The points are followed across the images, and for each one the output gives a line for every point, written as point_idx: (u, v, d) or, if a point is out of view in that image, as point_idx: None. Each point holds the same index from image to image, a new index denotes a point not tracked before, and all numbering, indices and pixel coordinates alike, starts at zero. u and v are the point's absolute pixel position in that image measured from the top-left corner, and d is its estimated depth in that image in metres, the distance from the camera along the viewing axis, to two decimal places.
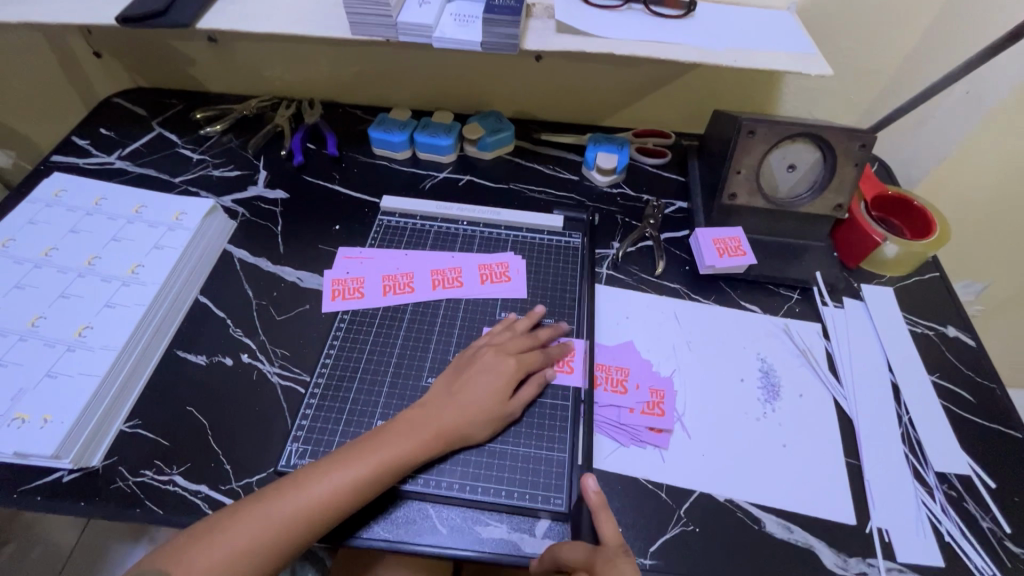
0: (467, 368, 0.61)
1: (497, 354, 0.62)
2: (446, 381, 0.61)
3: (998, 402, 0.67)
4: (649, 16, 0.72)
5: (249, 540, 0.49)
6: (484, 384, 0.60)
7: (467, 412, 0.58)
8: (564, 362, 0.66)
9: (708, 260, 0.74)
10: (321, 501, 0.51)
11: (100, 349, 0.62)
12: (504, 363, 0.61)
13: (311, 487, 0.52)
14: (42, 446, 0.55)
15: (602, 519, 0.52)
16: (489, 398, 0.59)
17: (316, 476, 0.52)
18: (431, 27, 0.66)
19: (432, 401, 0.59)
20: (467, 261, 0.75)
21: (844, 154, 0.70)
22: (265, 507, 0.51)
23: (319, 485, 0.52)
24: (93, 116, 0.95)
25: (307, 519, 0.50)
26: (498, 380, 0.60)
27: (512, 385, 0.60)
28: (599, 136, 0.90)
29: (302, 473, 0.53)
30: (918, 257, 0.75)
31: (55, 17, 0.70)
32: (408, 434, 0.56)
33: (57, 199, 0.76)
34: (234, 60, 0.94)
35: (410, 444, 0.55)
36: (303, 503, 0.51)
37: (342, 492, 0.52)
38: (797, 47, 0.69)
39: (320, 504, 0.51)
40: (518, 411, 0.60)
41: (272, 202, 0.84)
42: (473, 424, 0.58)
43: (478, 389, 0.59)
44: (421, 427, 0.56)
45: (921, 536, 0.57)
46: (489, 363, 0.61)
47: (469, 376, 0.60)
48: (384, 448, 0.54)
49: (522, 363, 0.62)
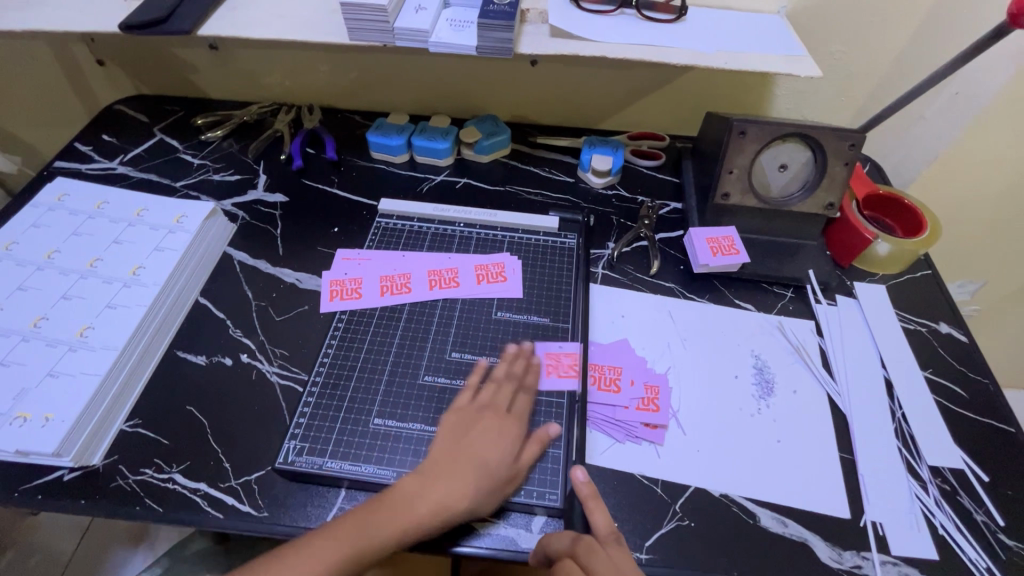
0: (467, 436, 0.58)
1: (499, 418, 0.59)
2: (443, 445, 0.57)
3: (990, 397, 0.67)
4: (642, 20, 0.73)
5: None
6: (487, 447, 0.57)
7: (473, 477, 0.55)
8: (568, 367, 0.66)
9: (702, 259, 0.75)
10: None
11: (101, 349, 0.63)
12: (504, 428, 0.59)
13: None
14: (43, 444, 0.55)
15: (593, 510, 0.53)
16: (489, 470, 0.55)
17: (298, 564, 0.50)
18: (426, 32, 0.68)
19: (426, 469, 0.56)
20: (464, 261, 0.76)
21: (835, 154, 0.71)
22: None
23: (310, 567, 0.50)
24: (96, 122, 0.96)
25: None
26: (499, 439, 0.58)
27: (513, 456, 0.57)
28: (595, 139, 0.92)
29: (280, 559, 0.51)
30: (908, 255, 0.76)
31: (58, 24, 0.71)
32: (403, 508, 0.53)
33: (60, 202, 0.77)
34: (234, 67, 0.96)
35: (409, 517, 0.52)
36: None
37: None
38: (785, 50, 0.71)
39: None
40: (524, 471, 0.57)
41: (271, 205, 0.85)
42: (470, 498, 0.54)
43: (477, 460, 0.56)
44: (412, 502, 0.53)
45: (914, 529, 0.57)
46: (490, 425, 0.58)
47: (472, 439, 0.57)
48: (382, 522, 0.52)
49: (518, 420, 0.60)
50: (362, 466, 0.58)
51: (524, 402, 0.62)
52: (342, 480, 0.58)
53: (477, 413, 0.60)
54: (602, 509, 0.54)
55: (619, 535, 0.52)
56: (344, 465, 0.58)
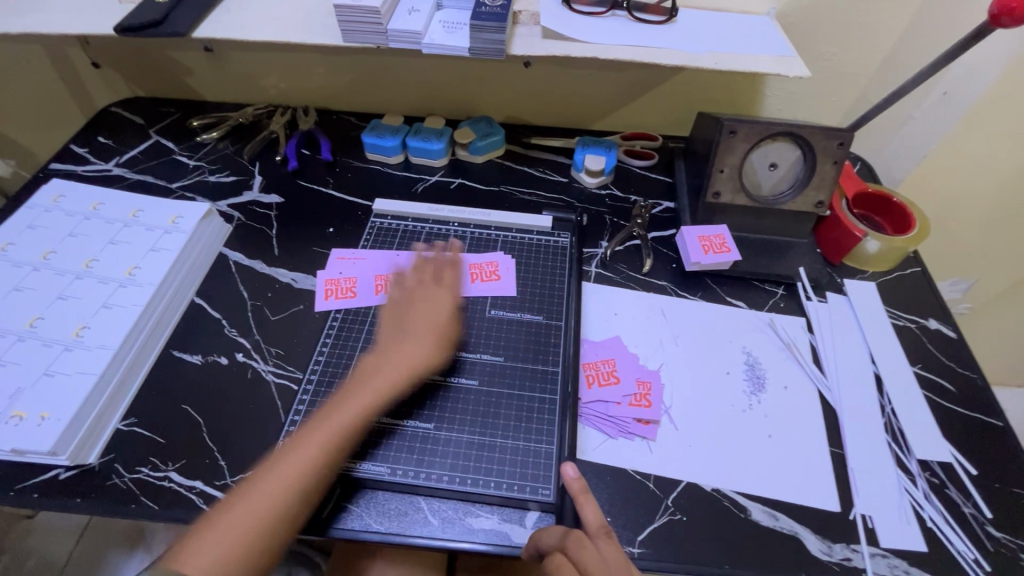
0: (408, 316, 0.67)
1: (431, 294, 0.69)
2: (390, 328, 0.66)
3: (977, 391, 0.68)
4: (633, 21, 0.74)
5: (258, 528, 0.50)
6: (431, 320, 0.67)
7: (425, 344, 0.64)
8: (491, 273, 0.75)
9: (694, 257, 0.75)
10: (321, 464, 0.54)
11: (97, 348, 0.63)
12: (440, 303, 0.68)
13: (304, 458, 0.54)
14: (39, 442, 0.56)
15: (584, 505, 0.53)
16: (438, 338, 0.65)
17: (306, 448, 0.55)
18: (420, 34, 0.69)
19: (383, 347, 0.64)
20: (458, 260, 0.77)
21: (824, 152, 0.71)
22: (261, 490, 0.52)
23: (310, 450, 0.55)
24: (91, 124, 0.97)
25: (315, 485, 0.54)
26: (439, 314, 0.67)
27: (455, 320, 0.68)
28: (588, 139, 0.92)
29: (281, 453, 0.55)
30: (897, 252, 0.77)
31: (53, 27, 0.72)
32: (372, 378, 0.61)
33: (56, 203, 0.78)
34: (229, 69, 0.96)
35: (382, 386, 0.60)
36: (303, 474, 0.53)
37: (337, 443, 0.56)
38: (774, 50, 0.71)
39: (320, 467, 0.54)
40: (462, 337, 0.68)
41: (267, 206, 0.85)
42: (434, 358, 0.64)
43: (431, 331, 0.66)
44: (383, 372, 0.62)
45: (903, 522, 0.58)
46: (426, 303, 0.68)
47: (413, 315, 0.67)
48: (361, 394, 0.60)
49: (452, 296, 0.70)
50: (356, 463, 0.58)
51: (451, 284, 0.71)
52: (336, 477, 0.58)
53: (418, 299, 0.69)
54: (592, 503, 0.54)
55: (609, 528, 0.52)
56: (338, 461, 0.58)
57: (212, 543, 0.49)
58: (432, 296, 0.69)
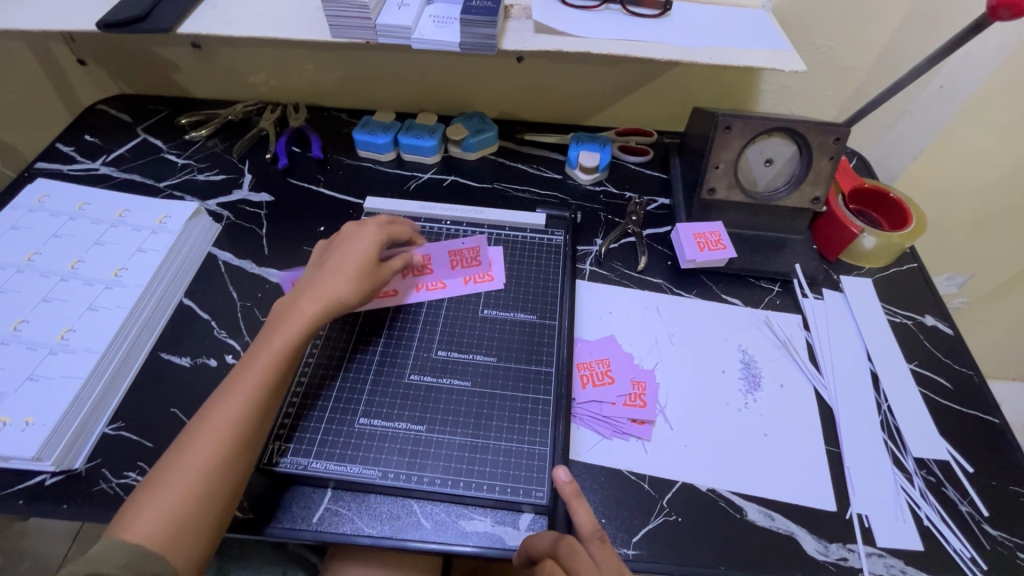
0: (324, 260, 0.64)
1: (357, 230, 0.66)
2: (313, 272, 0.64)
3: (973, 388, 0.68)
4: (626, 16, 0.73)
5: (192, 485, 0.48)
6: (354, 253, 0.63)
7: (344, 277, 0.61)
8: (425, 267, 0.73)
9: (689, 255, 0.75)
10: (250, 406, 0.53)
11: (84, 351, 0.62)
12: (368, 235, 0.65)
13: (230, 404, 0.52)
14: (23, 448, 0.55)
15: (576, 509, 0.52)
16: (359, 271, 0.62)
17: (225, 401, 0.53)
18: (409, 29, 0.67)
19: (304, 284, 0.62)
20: (437, 246, 0.72)
21: (820, 148, 0.71)
22: (189, 449, 0.50)
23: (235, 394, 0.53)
24: (77, 122, 0.95)
25: (244, 430, 0.52)
26: (365, 247, 0.64)
27: (377, 258, 0.64)
28: (582, 135, 0.91)
29: (205, 410, 0.53)
30: (894, 248, 0.76)
31: (34, 23, 0.70)
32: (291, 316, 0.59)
33: (40, 204, 0.76)
34: (217, 66, 0.95)
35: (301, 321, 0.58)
36: (227, 425, 0.51)
37: (265, 385, 0.54)
38: (770, 44, 0.71)
39: (248, 412, 0.52)
40: (388, 274, 0.65)
41: (257, 205, 0.84)
42: (351, 294, 0.61)
43: (353, 263, 0.62)
44: (295, 312, 0.59)
45: (900, 521, 0.57)
46: (352, 238, 0.65)
47: (337, 253, 0.64)
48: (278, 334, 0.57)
49: (384, 232, 0.67)
50: (347, 465, 0.57)
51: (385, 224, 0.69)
52: (328, 480, 0.57)
53: (343, 240, 0.66)
54: (585, 506, 0.52)
55: (603, 533, 0.51)
56: (329, 465, 0.58)
57: (147, 508, 0.47)
58: (355, 235, 0.65)
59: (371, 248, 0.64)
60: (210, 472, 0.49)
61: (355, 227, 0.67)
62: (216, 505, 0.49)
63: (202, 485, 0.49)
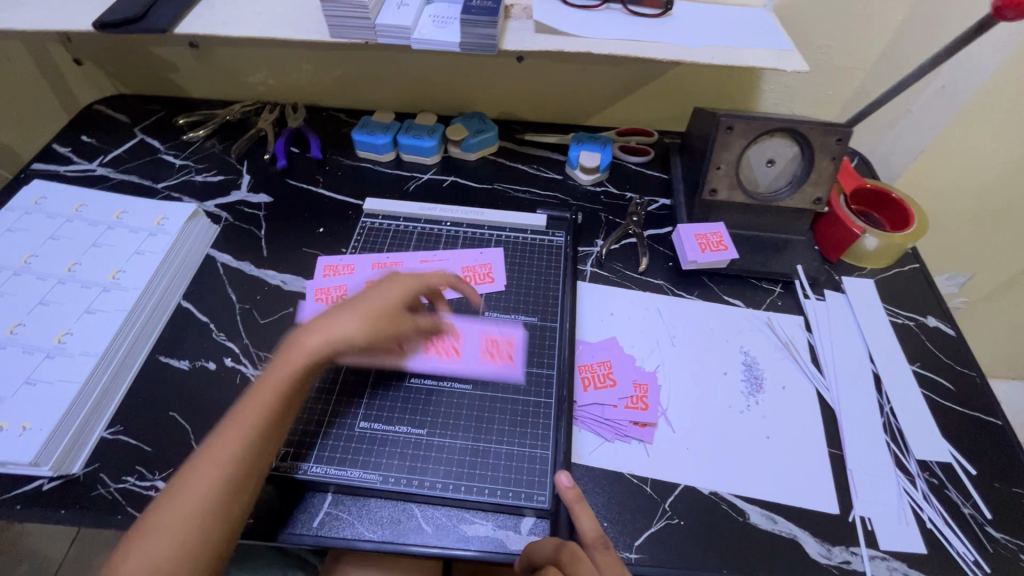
0: (346, 298, 0.58)
1: (388, 272, 0.59)
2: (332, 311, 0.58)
3: (976, 389, 0.67)
4: (627, 15, 0.73)
5: (180, 531, 0.46)
6: (372, 297, 0.56)
7: (355, 323, 0.54)
8: None
9: (691, 256, 0.74)
10: (244, 447, 0.50)
11: (81, 355, 0.62)
12: (394, 279, 0.58)
13: (225, 444, 0.50)
14: (20, 454, 0.54)
15: (579, 514, 0.51)
16: (374, 318, 0.55)
17: (220, 439, 0.50)
18: (409, 29, 0.67)
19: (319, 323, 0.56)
20: (452, 261, 0.75)
21: (822, 148, 0.70)
22: (178, 493, 0.48)
23: (229, 434, 0.50)
24: (74, 122, 0.94)
25: (236, 473, 0.49)
26: (386, 292, 0.57)
27: (397, 304, 0.57)
28: (582, 135, 0.91)
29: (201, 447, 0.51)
30: (896, 249, 0.76)
31: (29, 23, 0.69)
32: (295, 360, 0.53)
33: (37, 206, 0.76)
34: (215, 66, 0.94)
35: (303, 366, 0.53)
36: (218, 470, 0.49)
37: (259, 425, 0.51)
38: (772, 44, 0.70)
39: (242, 454, 0.50)
40: (407, 324, 0.58)
41: (255, 206, 0.83)
42: (361, 342, 0.54)
43: (368, 310, 0.55)
44: (296, 355, 0.53)
45: (902, 523, 0.57)
46: (380, 280, 0.59)
47: (359, 294, 0.57)
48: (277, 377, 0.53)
49: (414, 276, 0.59)
50: (348, 470, 0.57)
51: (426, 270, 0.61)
52: (327, 484, 0.57)
53: (370, 280, 0.59)
54: (588, 512, 0.52)
55: (607, 540, 0.51)
56: (329, 469, 0.57)
57: (135, 550, 0.46)
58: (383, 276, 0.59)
59: (393, 295, 0.57)
60: (198, 521, 0.47)
61: (389, 269, 0.60)
62: (204, 551, 0.47)
63: (189, 534, 0.47)
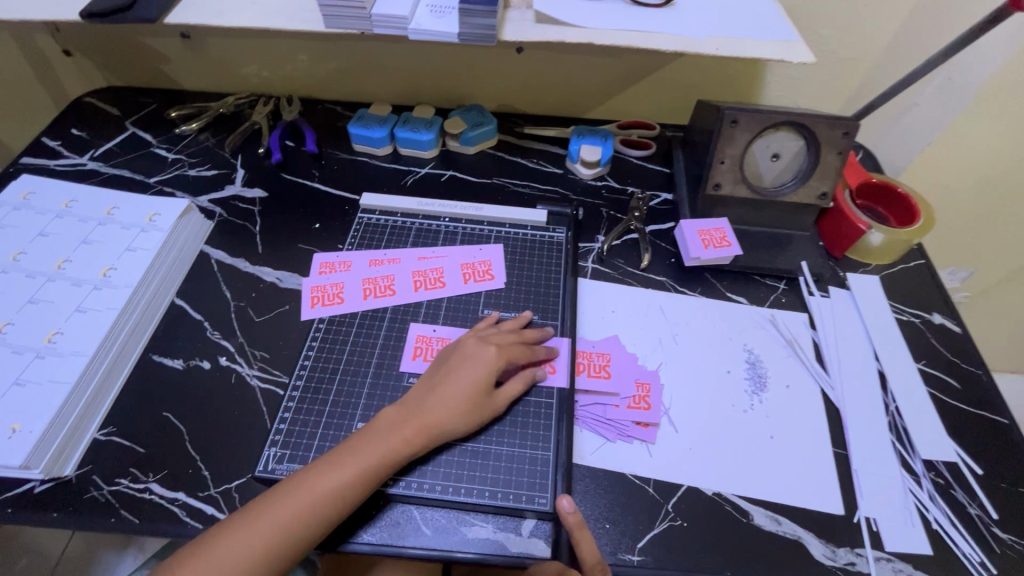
0: (439, 371, 0.60)
1: (480, 345, 0.61)
2: (426, 382, 0.59)
3: (982, 387, 0.67)
4: (629, 5, 0.71)
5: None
6: (467, 378, 0.58)
7: (450, 407, 0.56)
8: (435, 280, 0.72)
9: (694, 252, 0.73)
10: (317, 513, 0.50)
11: (71, 355, 0.60)
12: (486, 355, 0.59)
13: (297, 504, 0.50)
14: (10, 457, 0.53)
15: (581, 541, 0.51)
16: (467, 403, 0.57)
17: (294, 498, 0.51)
18: (406, 19, 0.65)
19: (414, 397, 0.58)
20: (451, 259, 0.74)
21: (828, 142, 0.69)
22: (242, 539, 0.49)
23: (304, 495, 0.51)
24: (64, 115, 0.92)
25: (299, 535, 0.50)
26: (480, 374, 0.58)
27: (489, 388, 0.58)
28: (583, 129, 0.89)
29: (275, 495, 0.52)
30: (901, 245, 0.75)
31: (14, 13, 0.67)
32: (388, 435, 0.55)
33: (25, 201, 0.74)
34: (207, 57, 0.92)
35: (395, 442, 0.54)
36: (284, 529, 0.50)
37: (341, 494, 0.51)
38: (778, 34, 0.68)
39: (312, 519, 0.50)
40: (498, 408, 0.59)
41: (249, 201, 0.82)
42: (454, 424, 0.56)
43: (460, 391, 0.57)
44: (395, 433, 0.55)
45: (908, 524, 0.56)
46: (473, 355, 0.60)
47: (453, 369, 0.59)
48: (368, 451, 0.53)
49: (507, 353, 0.60)
50: None
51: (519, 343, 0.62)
52: None
53: (464, 353, 0.60)
54: (589, 539, 0.52)
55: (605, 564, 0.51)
56: None
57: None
58: (477, 352, 0.60)
59: (485, 378, 0.58)
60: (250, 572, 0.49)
61: (483, 343, 0.61)
62: None
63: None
